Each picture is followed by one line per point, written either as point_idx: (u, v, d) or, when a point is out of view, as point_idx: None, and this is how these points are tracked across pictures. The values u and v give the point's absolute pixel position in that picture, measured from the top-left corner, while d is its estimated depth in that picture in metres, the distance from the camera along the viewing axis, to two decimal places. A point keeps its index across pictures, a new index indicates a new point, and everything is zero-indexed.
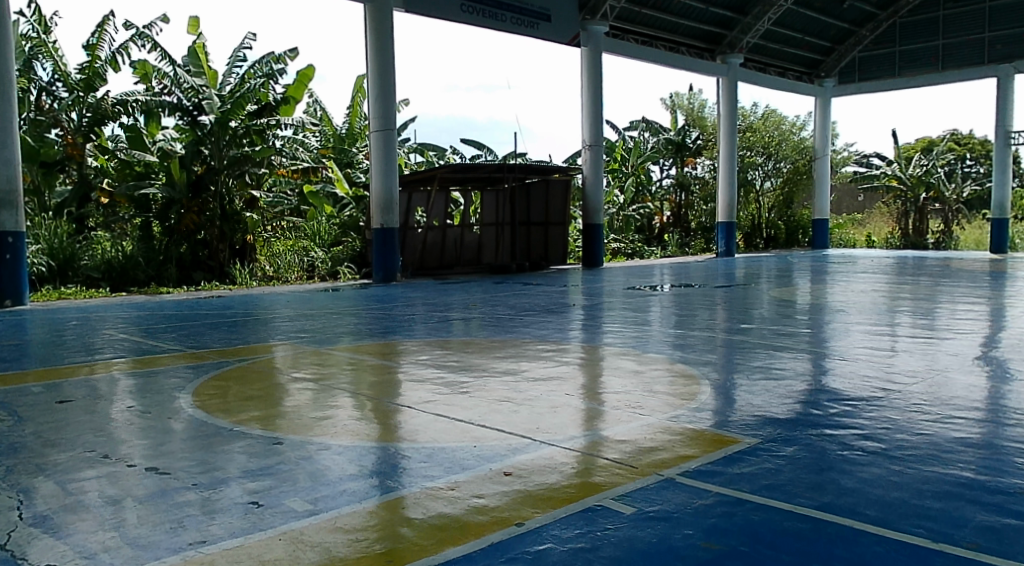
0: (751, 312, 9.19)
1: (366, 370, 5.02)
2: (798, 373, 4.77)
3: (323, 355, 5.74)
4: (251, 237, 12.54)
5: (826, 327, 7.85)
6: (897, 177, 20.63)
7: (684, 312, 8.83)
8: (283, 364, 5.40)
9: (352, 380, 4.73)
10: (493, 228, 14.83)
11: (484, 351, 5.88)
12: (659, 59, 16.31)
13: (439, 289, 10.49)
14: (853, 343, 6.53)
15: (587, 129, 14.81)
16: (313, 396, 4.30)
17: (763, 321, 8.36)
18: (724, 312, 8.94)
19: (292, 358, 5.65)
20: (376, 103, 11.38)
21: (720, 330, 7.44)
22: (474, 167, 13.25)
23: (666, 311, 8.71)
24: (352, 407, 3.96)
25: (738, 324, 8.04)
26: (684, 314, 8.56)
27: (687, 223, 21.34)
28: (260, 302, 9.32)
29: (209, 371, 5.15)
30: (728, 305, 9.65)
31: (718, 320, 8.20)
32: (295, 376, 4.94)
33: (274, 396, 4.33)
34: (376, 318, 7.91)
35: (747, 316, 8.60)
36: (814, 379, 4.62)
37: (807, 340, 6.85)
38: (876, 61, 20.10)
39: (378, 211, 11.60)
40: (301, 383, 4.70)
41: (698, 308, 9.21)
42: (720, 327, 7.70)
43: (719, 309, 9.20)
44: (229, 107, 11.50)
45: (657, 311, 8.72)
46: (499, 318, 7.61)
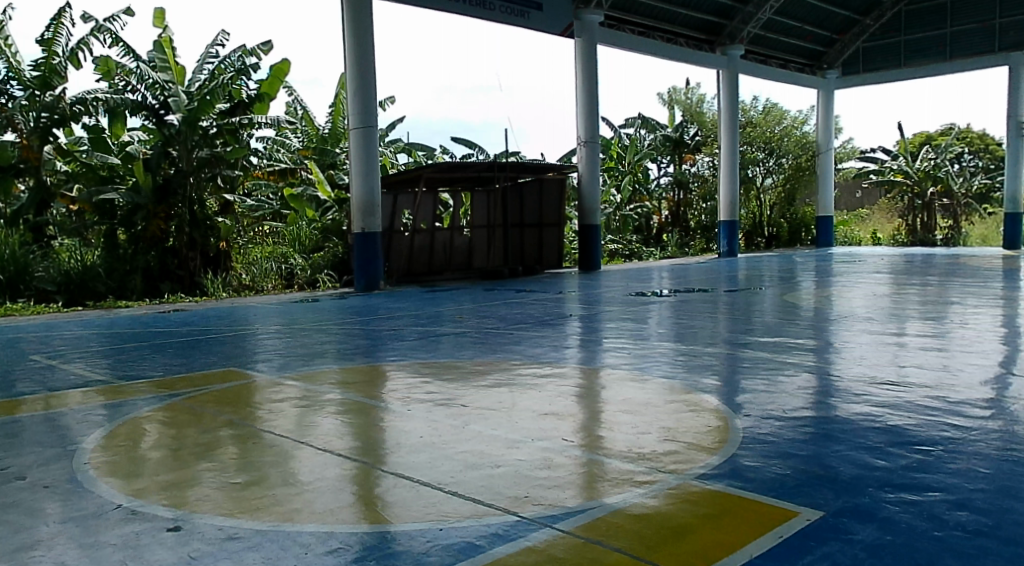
0: (763, 319, 8.43)
1: (331, 406, 4.15)
2: (839, 401, 3.99)
3: (283, 383, 4.86)
4: (225, 245, 11.71)
5: (848, 338, 7.10)
6: (903, 171, 19.89)
7: (689, 321, 8.07)
8: (233, 397, 4.53)
9: (310, 420, 3.87)
10: (485, 230, 14.04)
11: (467, 374, 5.09)
12: (656, 51, 15.55)
13: (425, 299, 9.71)
14: (886, 358, 5.76)
15: (582, 125, 14.01)
16: (257, 446, 3.44)
17: (779, 330, 7.60)
18: (735, 320, 8.19)
19: (245, 388, 4.77)
20: (354, 99, 10.60)
21: (733, 343, 6.68)
22: (463, 166, 12.42)
23: (671, 321, 7.94)
24: (301, 467, 3.10)
25: (751, 334, 7.29)
26: (690, 324, 7.80)
27: (686, 223, 20.57)
28: (232, 316, 8.45)
29: (140, 410, 4.28)
30: (736, 312, 8.89)
31: (730, 331, 7.43)
32: (244, 414, 4.08)
33: (207, 448, 3.46)
34: (351, 334, 7.13)
35: (760, 325, 7.85)
36: (861, 407, 3.84)
37: (833, 353, 6.08)
38: (881, 51, 19.42)
39: (359, 214, 10.81)
40: (248, 426, 3.84)
41: (704, 316, 8.44)
42: (732, 339, 6.94)
43: (728, 317, 8.44)
44: (196, 106, 10.67)
45: (662, 321, 7.95)
46: (487, 333, 6.84)
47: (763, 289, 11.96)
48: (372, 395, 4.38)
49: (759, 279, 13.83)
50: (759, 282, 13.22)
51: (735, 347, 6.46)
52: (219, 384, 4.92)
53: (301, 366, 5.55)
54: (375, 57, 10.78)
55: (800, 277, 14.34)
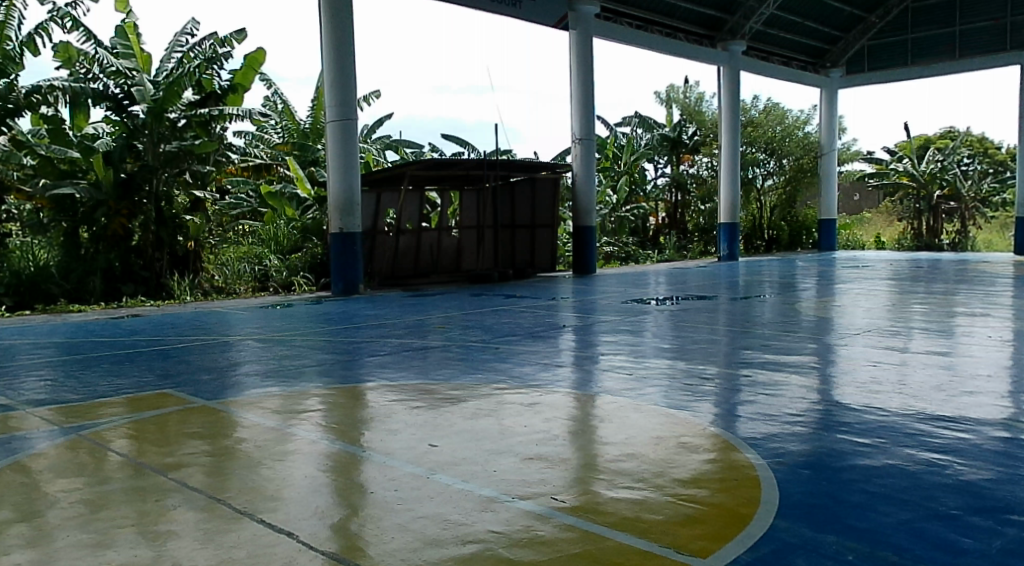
0: (771, 329, 7.75)
1: (271, 445, 3.32)
2: (885, 438, 3.30)
3: (223, 410, 4.02)
4: (195, 243, 11.03)
5: (869, 353, 6.41)
6: (909, 174, 19.24)
7: (693, 330, 7.36)
8: (155, 429, 3.69)
9: (238, 466, 3.05)
10: (475, 231, 13.33)
11: (442, 392, 4.39)
12: (655, 46, 14.84)
13: (407, 305, 8.99)
14: (919, 378, 5.08)
15: (576, 121, 13.30)
16: (157, 511, 2.61)
17: (792, 343, 6.89)
18: (742, 329, 7.47)
19: (176, 415, 3.92)
20: (332, 90, 9.90)
21: (745, 358, 5.97)
22: (449, 163, 11.67)
23: (673, 330, 7.23)
24: (198, 558, 2.25)
25: (760, 346, 6.60)
26: (695, 332, 7.08)
27: (684, 225, 19.93)
28: (194, 322, 7.65)
29: (30, 450, 3.41)
30: (742, 321, 8.20)
31: (737, 342, 6.74)
32: (160, 457, 3.23)
33: (90, 513, 2.63)
34: (319, 342, 6.42)
35: (771, 334, 7.13)
36: (914, 446, 3.16)
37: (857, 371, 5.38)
38: (887, 49, 18.76)
39: (337, 213, 10.08)
40: (159, 475, 2.99)
41: (709, 325, 7.74)
42: (742, 353, 6.23)
43: (734, 325, 7.74)
44: (161, 95, 9.97)
45: (664, 331, 7.24)
46: (469, 342, 6.11)
47: (765, 296, 11.28)
48: (328, 429, 3.56)
49: (761, 285, 13.14)
50: (761, 288, 12.54)
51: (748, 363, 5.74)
52: (147, 409, 4.08)
53: (251, 380, 4.77)
54: (354, 44, 10.05)
55: (802, 283, 13.66)
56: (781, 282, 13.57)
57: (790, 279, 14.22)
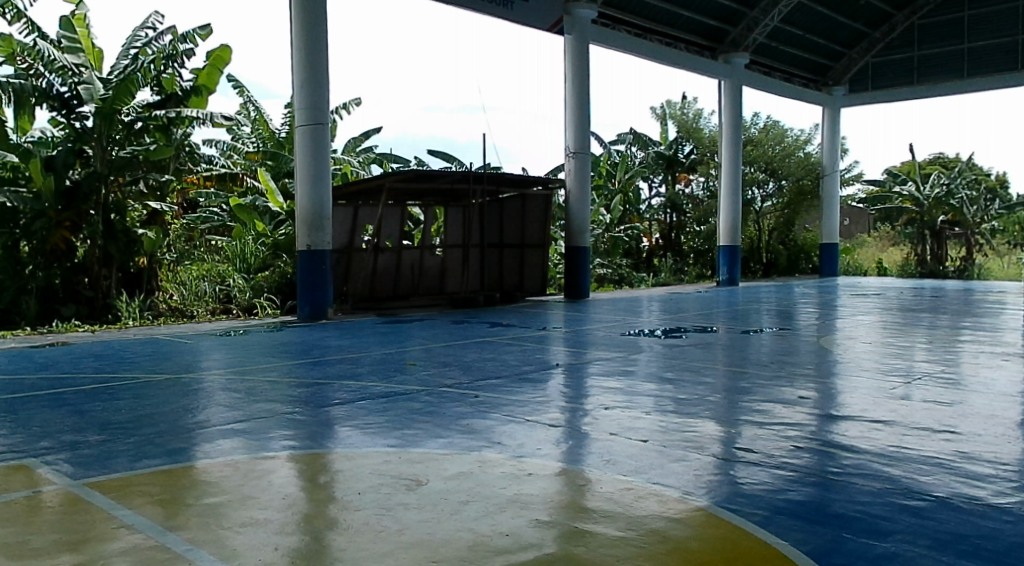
0: (793, 364, 6.75)
1: None
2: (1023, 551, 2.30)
3: (91, 498, 2.88)
4: (151, 260, 10.05)
5: (918, 385, 5.38)
6: (913, 198, 18.36)
7: (705, 367, 6.34)
8: None
9: None
10: (460, 250, 12.40)
11: (404, 456, 3.36)
12: (654, 55, 13.96)
13: (379, 333, 7.96)
14: (1000, 424, 4.06)
15: (570, 133, 12.36)
16: None
17: (823, 378, 5.88)
18: (761, 366, 6.46)
19: (16, 513, 2.76)
20: (301, 91, 8.92)
21: (776, 394, 4.94)
22: (430, 176, 10.64)
23: (682, 367, 6.21)
24: None
25: (789, 382, 5.58)
26: (709, 370, 6.07)
27: (679, 246, 19.02)
28: (132, 352, 6.59)
29: None
30: (758, 355, 7.20)
31: (759, 377, 5.73)
32: None
33: None
34: (268, 377, 5.37)
35: (797, 372, 6.12)
36: None
37: (919, 411, 4.37)
38: (894, 67, 17.97)
39: (304, 227, 9.02)
40: None
41: (721, 360, 6.73)
42: (772, 388, 5.20)
43: (751, 360, 6.74)
44: (110, 95, 9.00)
45: (672, 367, 6.23)
46: (444, 381, 5.08)
47: (768, 327, 10.29)
48: (223, 542, 2.45)
49: (761, 314, 12.17)
50: (762, 318, 11.57)
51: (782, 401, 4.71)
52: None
53: (153, 439, 3.67)
54: (329, 44, 9.09)
55: (804, 312, 12.70)
56: (782, 312, 12.61)
57: (790, 308, 13.26)
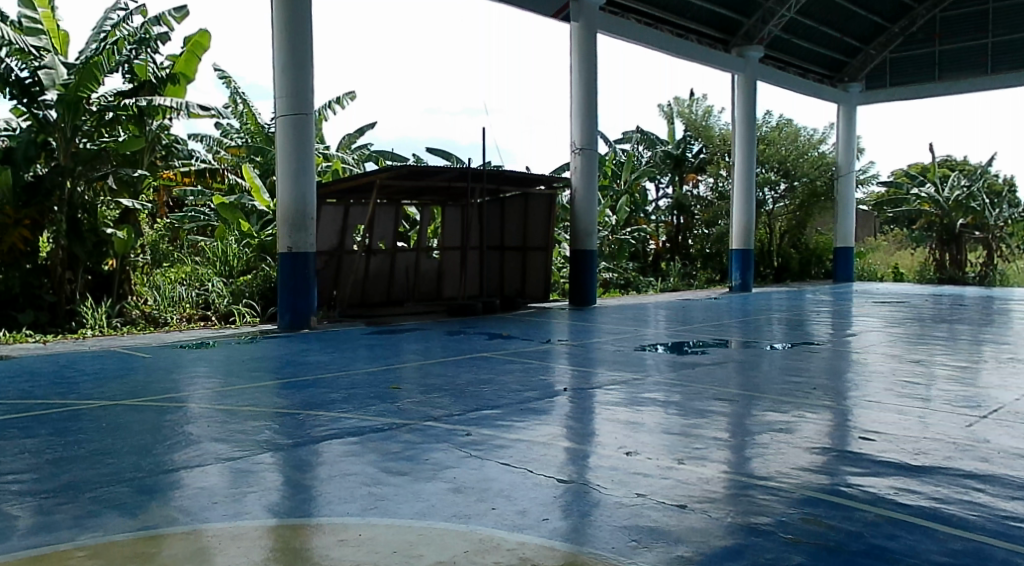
0: (831, 384, 5.95)
1: None
2: None
3: None
4: (122, 264, 9.32)
5: (987, 413, 4.58)
6: (932, 200, 17.52)
7: (730, 390, 5.55)
8: None
9: None
10: (458, 253, 11.68)
11: (372, 529, 2.58)
12: (665, 46, 13.17)
13: (364, 347, 7.17)
14: None
15: (576, 128, 11.57)
16: None
17: (872, 400, 5.07)
18: (798, 388, 5.66)
19: None
20: (283, 79, 8.14)
21: (828, 425, 4.14)
22: (425, 172, 9.83)
23: (705, 391, 5.42)
24: None
25: (836, 407, 4.79)
26: (739, 395, 5.28)
27: (686, 250, 18.23)
28: (80, 369, 5.80)
29: None
30: (788, 374, 6.41)
31: (800, 402, 4.94)
32: None
33: None
34: (228, 402, 4.59)
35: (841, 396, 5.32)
36: None
37: (1012, 452, 3.57)
38: (914, 62, 17.17)
39: (286, 228, 8.23)
40: None
41: (746, 381, 5.94)
42: (819, 417, 4.41)
43: (780, 379, 5.94)
44: (73, 80, 8.35)
45: (696, 390, 5.43)
46: (431, 411, 4.29)
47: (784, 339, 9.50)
48: None
49: (773, 324, 11.37)
50: (775, 328, 10.79)
51: (839, 436, 3.91)
52: None
53: (47, 500, 2.86)
54: (314, 26, 8.29)
55: (818, 322, 11.89)
56: (796, 321, 11.81)
57: (803, 317, 12.46)
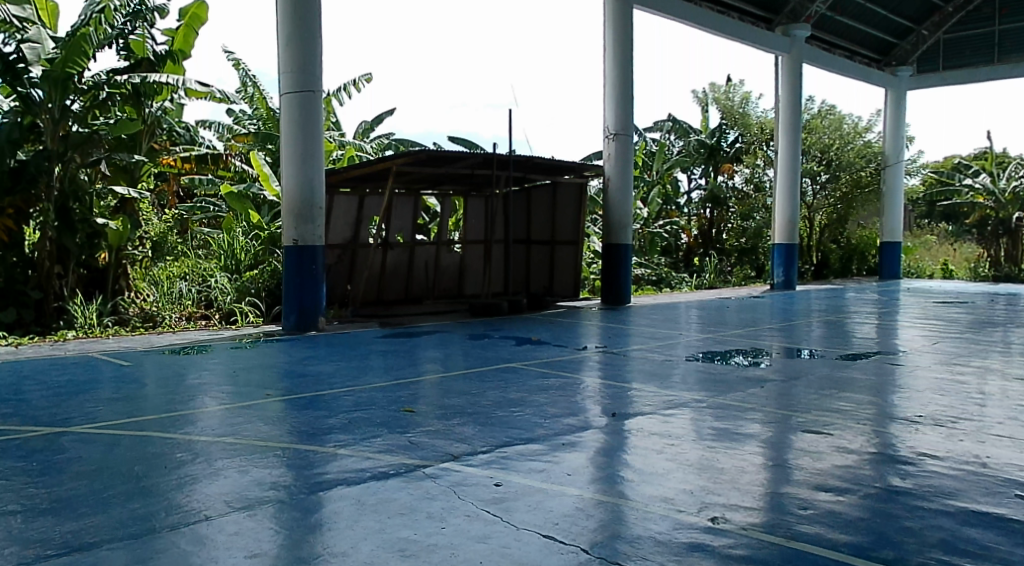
0: (923, 389, 5.04)
1: None
2: None
3: None
4: (117, 258, 8.55)
5: None
6: (987, 191, 16.37)
7: (809, 402, 4.65)
8: None
9: None
10: (481, 247, 10.88)
11: None
12: (706, 24, 12.24)
13: (374, 354, 6.31)
14: None
15: (610, 111, 10.69)
16: None
17: (989, 418, 4.17)
18: (888, 397, 4.76)
19: None
20: (288, 53, 7.32)
21: (960, 467, 3.24)
22: (446, 159, 8.99)
23: (779, 404, 4.50)
24: None
25: (952, 431, 3.89)
26: (822, 412, 4.38)
27: (720, 244, 17.08)
28: (48, 381, 5.01)
29: None
30: (866, 379, 5.50)
31: (904, 423, 4.03)
32: None
33: None
34: (210, 428, 3.78)
35: (946, 411, 4.42)
36: None
37: None
38: (970, 42, 16.08)
39: (291, 219, 7.41)
40: None
41: (824, 392, 5.01)
42: (940, 450, 3.51)
43: (864, 388, 5.00)
44: (60, 56, 7.56)
45: (768, 405, 4.54)
46: (450, 445, 3.42)
47: (840, 338, 8.51)
48: None
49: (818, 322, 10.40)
50: (825, 328, 9.79)
51: (982, 485, 3.01)
52: None
53: None
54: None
55: (868, 321, 10.84)
56: (844, 320, 10.79)
57: (849, 315, 11.43)
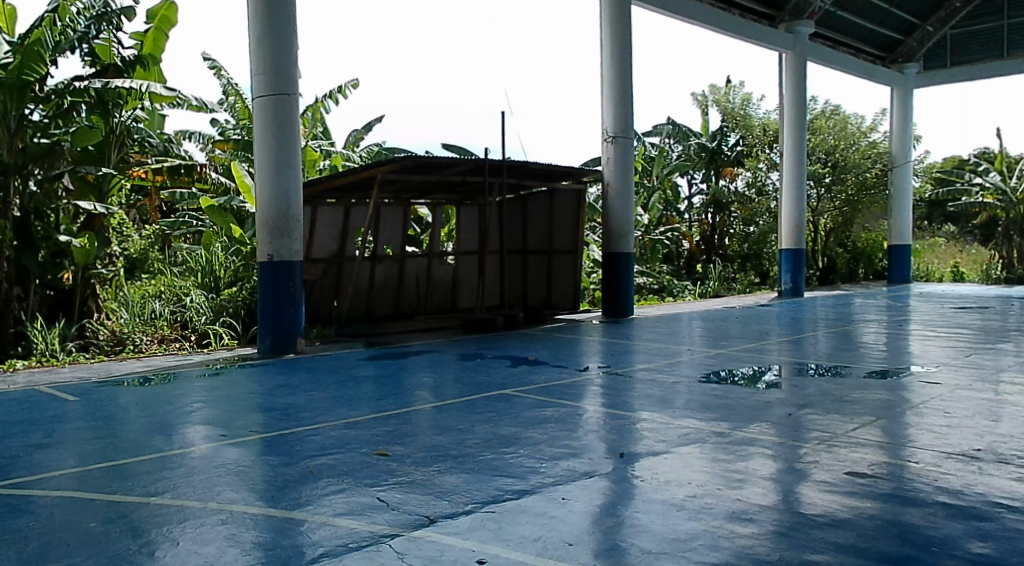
0: (968, 410, 4.46)
1: None
2: None
3: None
4: (84, 278, 7.97)
5: None
6: (999, 190, 15.76)
7: (841, 429, 4.08)
8: None
9: None
10: (476, 259, 10.32)
11: None
12: (707, 20, 11.70)
13: (354, 380, 5.73)
14: None
15: (609, 113, 10.14)
16: None
17: None
18: (932, 421, 4.18)
19: None
20: (259, 55, 6.75)
21: None
22: (434, 165, 8.42)
23: (810, 434, 3.93)
24: None
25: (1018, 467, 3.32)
26: (859, 441, 3.80)
27: (722, 250, 16.47)
28: None
29: None
30: (900, 396, 4.92)
31: (961, 458, 3.45)
32: None
33: None
34: (150, 484, 3.22)
35: (1001, 438, 3.84)
36: None
37: None
38: (979, 37, 15.55)
39: (266, 233, 6.84)
40: None
41: (855, 415, 4.43)
42: (1013, 496, 2.94)
43: (903, 412, 4.41)
44: (15, 63, 7.05)
45: (798, 434, 3.97)
46: (427, 508, 2.83)
47: (855, 349, 7.93)
48: None
49: (830, 332, 9.82)
50: (836, 338, 9.21)
51: None
52: None
53: None
54: None
55: (882, 328, 10.25)
56: (855, 329, 10.20)
57: (858, 323, 10.84)
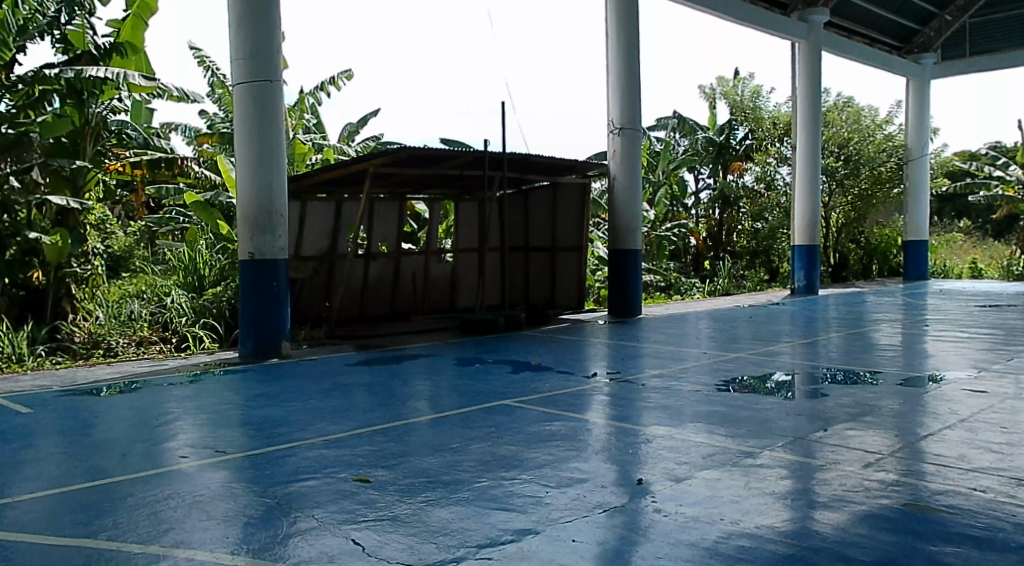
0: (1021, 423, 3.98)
1: None
2: None
3: None
4: (57, 276, 7.52)
5: None
6: (1017, 183, 15.23)
7: (885, 446, 3.59)
8: None
9: None
10: (475, 256, 9.85)
11: None
12: (718, 7, 11.21)
13: (341, 388, 5.25)
14: None
15: (615, 103, 9.65)
16: None
17: None
18: (987, 437, 3.69)
19: None
20: (240, 37, 6.27)
21: None
22: (431, 157, 7.93)
23: (852, 453, 3.45)
24: None
25: None
26: (909, 461, 3.32)
27: (731, 246, 15.97)
28: None
29: None
30: (942, 407, 4.43)
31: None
32: None
33: None
34: (89, 518, 2.74)
35: None
36: None
37: None
38: (998, 25, 15.05)
39: (247, 229, 6.37)
40: None
41: (896, 429, 3.95)
42: None
43: (951, 426, 3.92)
44: None
45: (837, 452, 3.49)
46: (409, 555, 2.36)
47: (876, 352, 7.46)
48: None
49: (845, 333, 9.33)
50: (853, 339, 8.73)
51: None
52: None
53: None
54: None
55: (900, 328, 9.77)
56: (871, 329, 9.71)
57: (874, 323, 10.35)
